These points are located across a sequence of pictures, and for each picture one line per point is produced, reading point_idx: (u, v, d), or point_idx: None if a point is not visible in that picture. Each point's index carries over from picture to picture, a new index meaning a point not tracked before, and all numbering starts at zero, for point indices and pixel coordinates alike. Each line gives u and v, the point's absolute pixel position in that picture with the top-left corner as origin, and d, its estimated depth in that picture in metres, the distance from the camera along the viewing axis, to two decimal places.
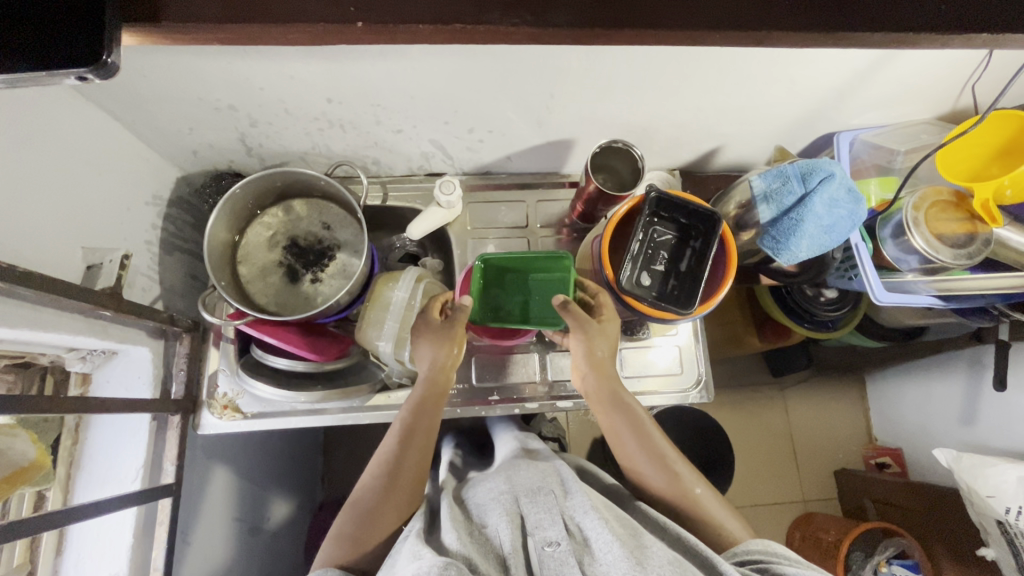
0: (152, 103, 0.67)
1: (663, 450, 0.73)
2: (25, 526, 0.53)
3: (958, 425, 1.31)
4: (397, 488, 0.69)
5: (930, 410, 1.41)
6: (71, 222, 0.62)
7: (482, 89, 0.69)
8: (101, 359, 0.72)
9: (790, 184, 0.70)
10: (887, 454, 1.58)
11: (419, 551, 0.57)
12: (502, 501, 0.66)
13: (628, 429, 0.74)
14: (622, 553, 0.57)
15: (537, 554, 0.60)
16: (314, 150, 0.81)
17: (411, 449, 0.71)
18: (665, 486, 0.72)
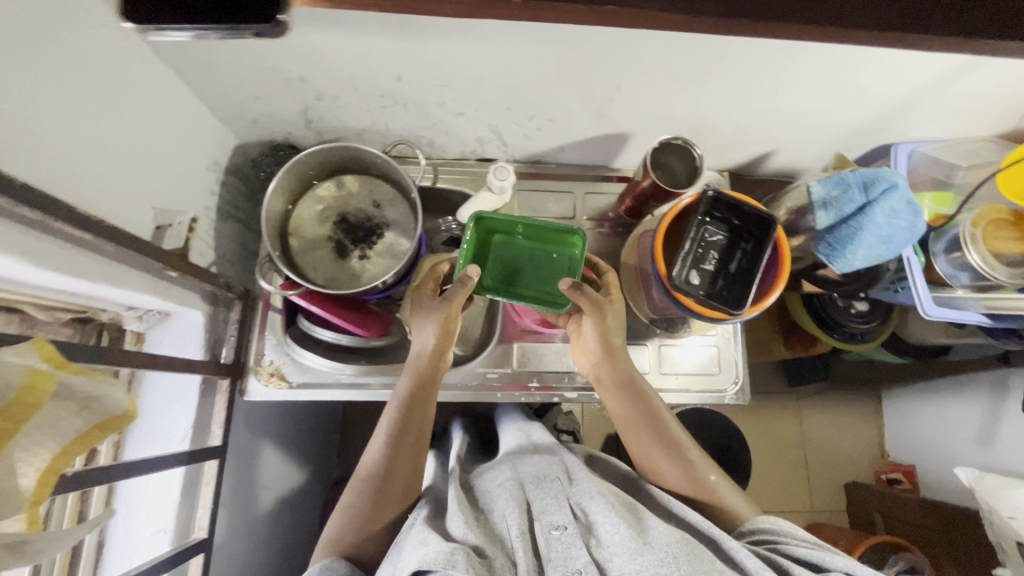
0: (224, 69, 0.67)
1: (672, 435, 0.73)
2: (91, 476, 0.54)
3: (976, 445, 1.31)
4: (398, 459, 0.70)
5: (947, 429, 1.41)
6: (142, 181, 0.63)
7: (551, 77, 0.69)
8: (156, 320, 0.73)
9: (851, 193, 0.70)
10: (898, 470, 1.58)
11: (426, 538, 0.59)
12: (507, 489, 0.67)
13: (636, 413, 0.75)
14: (628, 533, 0.58)
15: (543, 539, 0.60)
16: (372, 128, 0.81)
17: (410, 420, 0.73)
18: (671, 471, 0.71)
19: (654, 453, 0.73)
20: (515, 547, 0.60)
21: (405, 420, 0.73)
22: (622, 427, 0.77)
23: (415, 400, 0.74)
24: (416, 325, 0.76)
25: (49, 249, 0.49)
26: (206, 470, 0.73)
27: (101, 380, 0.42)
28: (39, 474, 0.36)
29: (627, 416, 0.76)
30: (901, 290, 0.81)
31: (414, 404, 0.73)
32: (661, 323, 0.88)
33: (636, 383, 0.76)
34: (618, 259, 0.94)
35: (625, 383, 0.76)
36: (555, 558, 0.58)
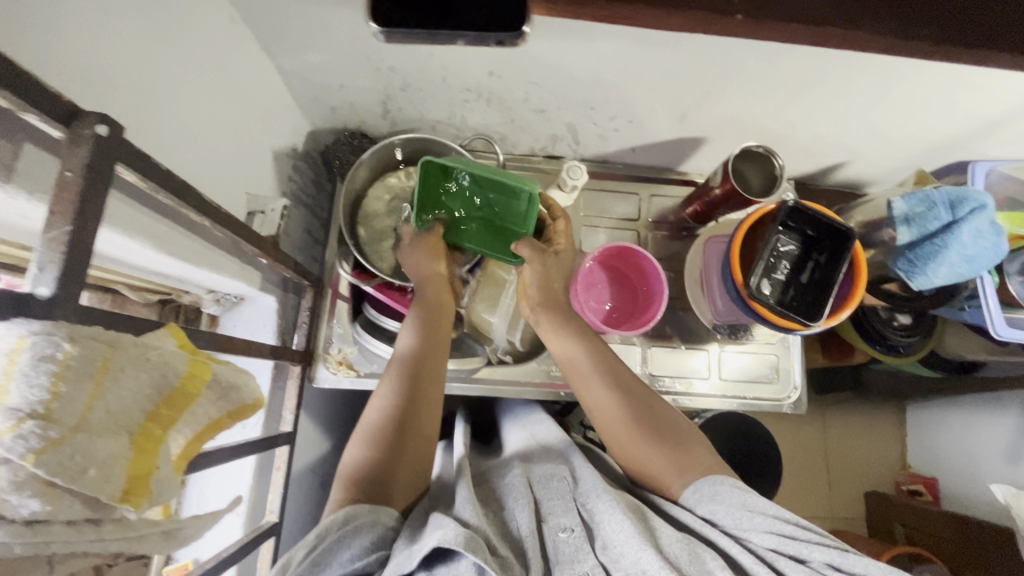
0: (317, 56, 0.66)
1: (655, 416, 0.66)
2: None
3: (998, 462, 1.22)
4: (388, 454, 0.61)
5: (967, 444, 1.32)
6: (235, 165, 0.63)
7: (642, 79, 0.69)
8: (231, 304, 0.73)
9: (936, 210, 0.69)
10: (920, 481, 1.43)
11: (443, 521, 0.52)
12: (512, 485, 0.63)
13: (610, 398, 0.67)
14: (633, 531, 0.54)
15: (549, 540, 0.56)
16: (448, 120, 0.81)
17: (416, 405, 0.65)
18: (657, 455, 0.64)
19: (642, 442, 0.65)
20: (524, 544, 0.55)
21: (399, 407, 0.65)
22: (602, 426, 0.69)
23: (406, 386, 0.66)
24: (408, 317, 0.73)
25: (168, 231, 0.49)
26: (277, 456, 0.73)
27: (236, 369, 0.40)
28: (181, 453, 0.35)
29: (605, 408, 0.68)
30: (969, 307, 0.81)
31: (404, 390, 0.66)
32: (725, 330, 0.87)
33: (612, 367, 0.69)
34: (679, 263, 0.94)
35: (601, 369, 0.69)
36: (562, 560, 0.54)
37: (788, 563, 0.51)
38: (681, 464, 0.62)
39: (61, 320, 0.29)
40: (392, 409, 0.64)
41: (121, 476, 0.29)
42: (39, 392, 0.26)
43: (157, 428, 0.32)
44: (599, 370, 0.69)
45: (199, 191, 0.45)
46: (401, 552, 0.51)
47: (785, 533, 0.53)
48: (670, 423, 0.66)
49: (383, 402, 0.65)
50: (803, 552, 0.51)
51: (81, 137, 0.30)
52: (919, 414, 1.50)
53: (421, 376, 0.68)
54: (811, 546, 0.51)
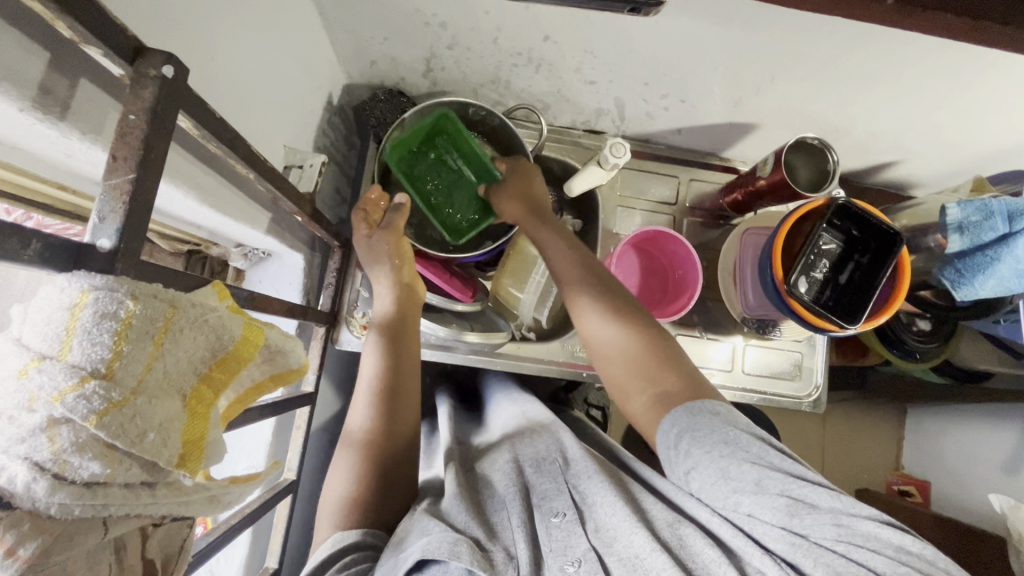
0: (365, 6, 0.63)
1: (646, 331, 0.63)
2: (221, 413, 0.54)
3: (998, 471, 1.19)
4: (388, 422, 0.63)
5: (970, 452, 1.27)
6: (273, 117, 0.60)
7: (705, 58, 0.65)
8: (258, 259, 0.72)
9: (993, 221, 0.66)
10: (912, 483, 1.42)
11: (427, 526, 0.53)
12: (506, 473, 0.63)
13: (599, 321, 0.64)
14: (625, 513, 0.53)
15: (542, 527, 0.55)
16: (492, 85, 0.78)
17: (403, 373, 0.66)
18: (632, 362, 0.62)
19: (627, 361, 0.62)
20: (514, 537, 0.54)
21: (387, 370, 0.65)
22: (591, 352, 0.66)
23: (391, 351, 0.66)
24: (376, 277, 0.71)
25: (207, 182, 0.47)
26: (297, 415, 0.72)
27: (285, 333, 0.39)
28: (231, 401, 0.35)
29: (599, 334, 0.65)
30: (1005, 321, 0.80)
31: (393, 357, 0.66)
32: (754, 323, 0.85)
33: (607, 293, 0.65)
34: (711, 251, 0.92)
35: (595, 293, 0.66)
36: (555, 546, 0.53)
37: (769, 528, 0.47)
38: (657, 379, 0.60)
39: (122, 275, 0.27)
40: (385, 375, 0.65)
41: (178, 440, 0.28)
42: (102, 349, 0.25)
43: (209, 392, 0.31)
44: (594, 297, 0.65)
45: (248, 142, 0.42)
46: (387, 560, 0.51)
47: (774, 490, 0.48)
48: (662, 349, 0.62)
49: (371, 368, 0.66)
50: (790, 519, 0.46)
51: (145, 79, 0.28)
52: (922, 416, 1.46)
53: (402, 339, 0.68)
54: (803, 508, 0.47)
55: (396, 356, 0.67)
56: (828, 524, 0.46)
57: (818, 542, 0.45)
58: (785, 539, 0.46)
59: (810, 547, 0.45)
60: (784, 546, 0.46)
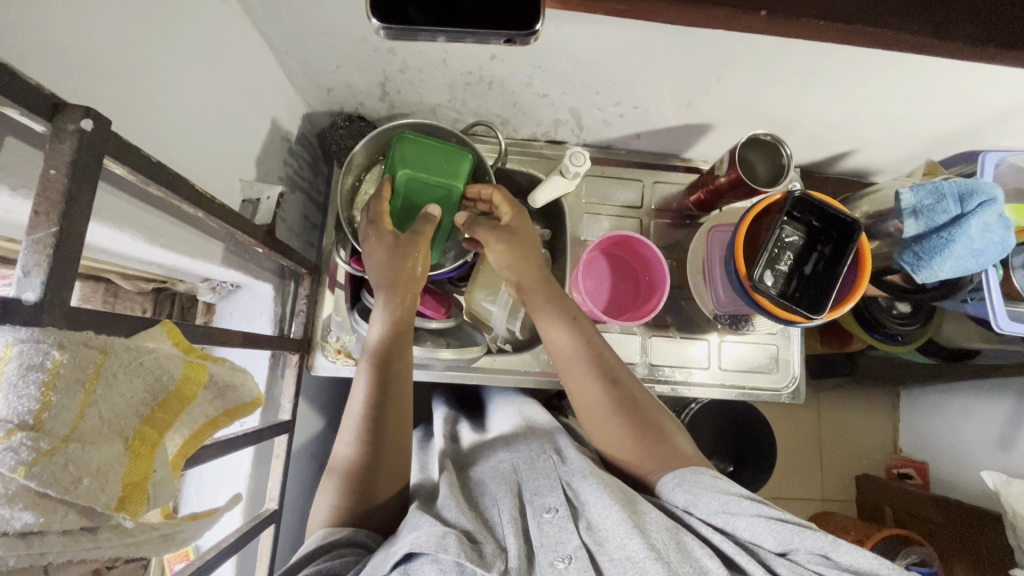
0: (313, 37, 0.64)
1: (639, 401, 0.65)
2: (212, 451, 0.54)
3: (992, 447, 1.19)
4: (374, 452, 0.63)
5: (963, 430, 1.28)
6: (228, 152, 0.61)
7: (649, 64, 0.67)
8: (227, 291, 0.72)
9: (945, 203, 0.69)
10: (910, 465, 1.41)
11: (417, 522, 0.55)
12: (497, 475, 0.64)
13: (597, 392, 0.65)
14: (620, 517, 0.52)
15: (534, 523, 0.56)
16: (449, 104, 0.79)
17: (394, 406, 0.66)
18: (630, 424, 0.64)
19: (629, 423, 0.64)
20: (505, 532, 0.55)
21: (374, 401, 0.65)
22: (586, 419, 0.67)
23: (380, 380, 0.66)
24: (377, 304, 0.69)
25: (159, 223, 0.48)
26: (275, 443, 0.72)
27: (234, 368, 0.40)
28: (183, 443, 0.36)
29: (591, 378, 0.66)
30: (972, 301, 0.81)
31: (382, 387, 0.65)
32: (726, 320, 0.86)
33: (602, 358, 0.67)
34: (681, 251, 0.93)
35: (591, 362, 0.67)
36: (546, 542, 0.54)
37: (772, 556, 0.51)
38: (660, 449, 0.62)
39: (49, 326, 0.28)
40: (371, 403, 0.64)
41: (118, 483, 0.28)
42: (29, 401, 0.26)
43: (155, 432, 0.32)
44: (591, 367, 0.67)
45: (191, 182, 0.43)
46: (378, 556, 0.53)
47: (772, 517, 0.52)
48: (657, 415, 0.65)
49: (361, 395, 0.65)
50: (792, 543, 0.50)
51: (64, 133, 0.29)
52: (915, 398, 1.46)
53: (396, 363, 0.67)
54: (800, 532, 0.51)
55: (387, 385, 0.66)
56: (825, 552, 0.50)
57: (817, 571, 0.49)
58: (789, 566, 0.49)
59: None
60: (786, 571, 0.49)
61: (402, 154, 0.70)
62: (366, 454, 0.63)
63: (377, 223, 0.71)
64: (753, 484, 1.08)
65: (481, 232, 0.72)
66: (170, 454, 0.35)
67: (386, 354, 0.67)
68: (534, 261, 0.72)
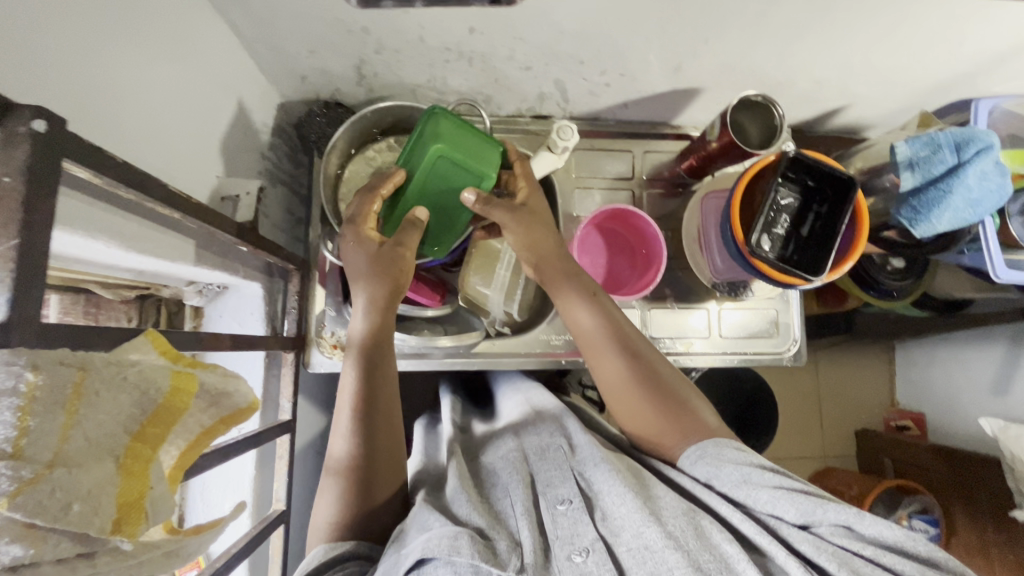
0: (281, 21, 0.61)
1: (658, 374, 0.65)
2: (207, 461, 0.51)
3: (989, 394, 1.20)
4: (370, 449, 0.62)
5: (960, 379, 1.29)
6: (202, 149, 0.58)
7: (636, 28, 0.64)
8: (214, 293, 0.70)
9: (942, 154, 0.67)
10: (909, 417, 1.44)
11: (427, 521, 0.54)
12: (508, 463, 0.63)
13: (621, 369, 0.65)
14: (634, 505, 0.52)
15: (548, 514, 0.55)
16: (429, 84, 0.76)
17: (382, 395, 0.65)
18: (650, 397, 0.63)
19: (649, 397, 0.64)
20: (518, 525, 0.54)
21: (362, 399, 0.64)
22: (611, 399, 0.67)
23: (367, 373, 0.65)
24: (358, 293, 0.67)
25: (133, 228, 0.45)
26: (278, 444, 0.71)
27: (224, 374, 0.38)
28: (179, 458, 0.34)
29: (608, 353, 0.66)
30: (969, 251, 0.80)
31: (371, 380, 0.65)
32: (725, 288, 0.86)
33: (621, 332, 0.67)
34: (675, 221, 0.91)
35: (609, 339, 0.66)
36: (561, 535, 0.53)
37: (794, 530, 0.50)
38: (682, 421, 0.62)
39: (19, 347, 0.26)
40: (360, 399, 0.64)
41: (112, 505, 0.27)
42: (6, 428, 0.24)
43: (147, 448, 0.30)
44: (614, 347, 0.66)
45: (161, 182, 0.41)
46: (390, 558, 0.53)
47: (793, 491, 0.51)
48: (678, 386, 0.65)
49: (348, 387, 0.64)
50: (813, 516, 0.50)
51: (16, 137, 0.26)
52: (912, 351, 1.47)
53: (379, 364, 0.66)
54: (822, 504, 0.50)
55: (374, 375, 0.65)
56: (848, 523, 0.49)
57: (841, 542, 0.48)
58: (811, 541, 0.48)
59: (834, 551, 0.47)
60: (810, 546, 0.48)
61: (440, 130, 0.65)
62: (359, 451, 0.62)
63: (357, 222, 0.67)
64: (757, 447, 1.09)
65: (497, 212, 0.68)
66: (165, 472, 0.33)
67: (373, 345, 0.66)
68: (555, 244, 0.71)
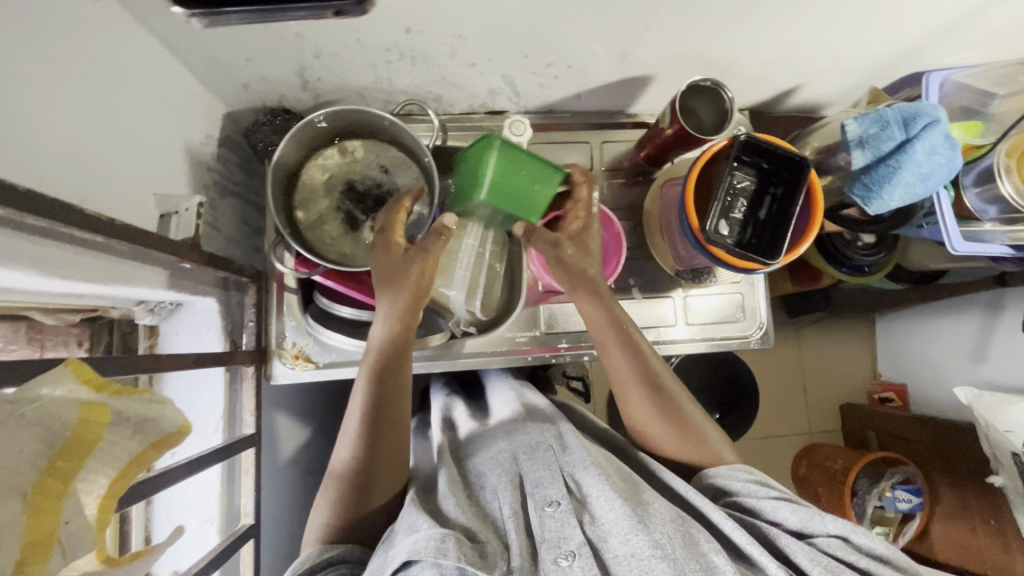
0: (210, 31, 0.59)
1: (674, 393, 0.69)
2: (152, 484, 0.50)
3: (965, 363, 1.21)
4: (370, 457, 0.63)
5: (937, 349, 1.30)
6: (137, 166, 0.57)
7: (575, 19, 0.63)
8: (168, 310, 0.69)
9: (890, 130, 0.67)
10: (891, 389, 1.45)
11: (415, 522, 0.54)
12: (496, 463, 0.63)
13: (634, 374, 0.69)
14: (623, 511, 0.54)
15: (536, 516, 0.56)
16: (375, 85, 0.75)
17: (387, 403, 0.65)
18: (668, 414, 0.68)
19: (665, 412, 0.68)
20: (507, 528, 0.55)
21: (369, 409, 0.64)
22: (626, 406, 0.71)
23: (379, 384, 0.65)
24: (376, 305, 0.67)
25: (54, 252, 0.44)
26: (244, 459, 0.71)
27: (150, 400, 0.38)
28: (102, 499, 0.33)
29: (630, 368, 0.70)
30: (928, 225, 0.80)
31: (382, 394, 0.65)
32: (688, 275, 0.87)
33: (645, 350, 0.70)
34: (637, 210, 0.91)
35: (634, 356, 0.70)
36: (549, 537, 0.54)
37: (791, 541, 0.56)
38: (695, 440, 0.68)
39: None
40: (369, 408, 0.64)
41: (15, 544, 0.28)
42: None
43: (59, 483, 0.31)
44: (639, 363, 0.69)
45: (68, 202, 0.40)
46: (378, 558, 0.53)
47: (796, 509, 0.59)
48: (691, 405, 0.70)
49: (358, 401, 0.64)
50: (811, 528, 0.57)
51: None
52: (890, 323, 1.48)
53: (392, 370, 0.66)
54: (820, 518, 0.58)
55: (387, 388, 0.66)
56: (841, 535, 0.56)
57: (835, 552, 0.55)
58: (807, 552, 0.55)
59: (827, 563, 0.54)
60: (808, 558, 0.54)
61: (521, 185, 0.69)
62: (361, 458, 0.62)
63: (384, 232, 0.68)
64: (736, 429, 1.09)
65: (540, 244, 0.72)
66: (88, 521, 0.32)
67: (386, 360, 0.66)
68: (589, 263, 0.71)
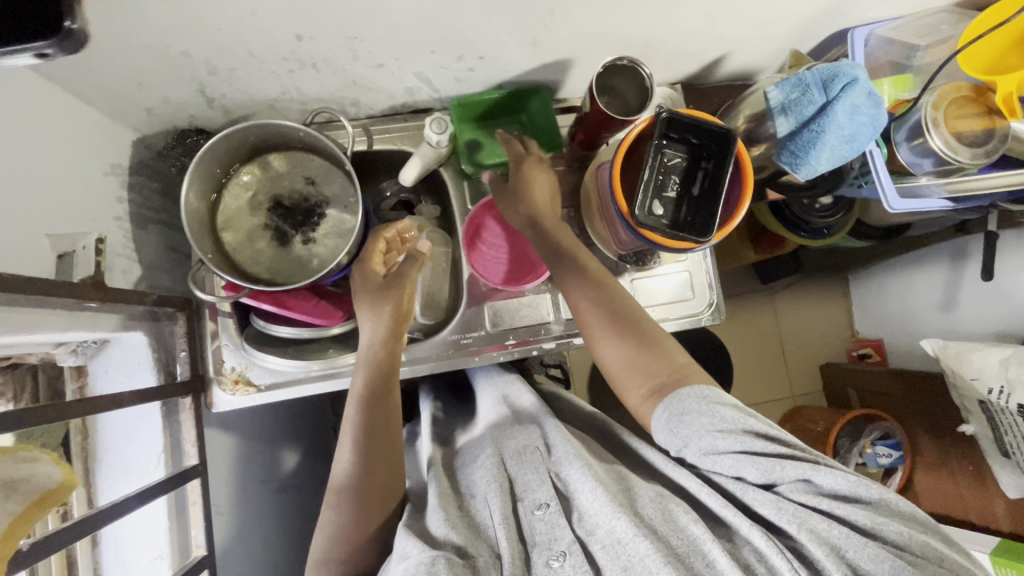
0: (89, 58, 0.57)
1: (636, 326, 0.65)
2: (70, 535, 0.49)
3: (933, 314, 1.21)
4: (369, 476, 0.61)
5: (906, 303, 1.30)
6: (26, 207, 0.55)
7: (472, 10, 0.61)
8: (93, 348, 0.66)
9: (811, 93, 0.65)
10: (868, 344, 1.46)
11: (405, 547, 0.52)
12: (484, 468, 0.62)
13: (594, 309, 0.66)
14: (606, 499, 0.53)
15: (527, 521, 0.56)
16: (285, 96, 0.72)
17: (376, 418, 0.64)
18: (627, 344, 0.64)
19: (625, 343, 0.64)
20: (497, 535, 0.54)
21: (361, 427, 0.63)
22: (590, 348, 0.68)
23: (371, 396, 0.65)
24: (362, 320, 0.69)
25: None
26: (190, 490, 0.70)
27: None
28: None
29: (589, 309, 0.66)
30: (866, 185, 0.79)
31: (374, 406, 0.64)
32: (631, 258, 0.86)
33: (609, 293, 0.67)
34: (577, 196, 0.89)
35: (597, 300, 0.66)
36: (541, 540, 0.54)
37: (759, 494, 0.54)
38: (651, 371, 0.62)
39: None
40: (359, 423, 0.63)
41: None
42: None
43: None
44: (597, 302, 0.66)
45: None
46: None
47: (760, 451, 0.54)
48: (654, 335, 0.64)
49: (352, 416, 0.64)
50: (774, 474, 0.53)
51: None
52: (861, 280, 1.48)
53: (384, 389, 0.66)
54: (780, 461, 0.53)
55: (373, 396, 0.65)
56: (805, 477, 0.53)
57: (802, 498, 0.52)
58: (772, 502, 0.52)
59: (794, 512, 0.51)
60: (770, 506, 0.52)
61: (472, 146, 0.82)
62: (355, 476, 0.61)
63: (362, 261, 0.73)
64: None
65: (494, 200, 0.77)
66: None
67: (370, 371, 0.66)
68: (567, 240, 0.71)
